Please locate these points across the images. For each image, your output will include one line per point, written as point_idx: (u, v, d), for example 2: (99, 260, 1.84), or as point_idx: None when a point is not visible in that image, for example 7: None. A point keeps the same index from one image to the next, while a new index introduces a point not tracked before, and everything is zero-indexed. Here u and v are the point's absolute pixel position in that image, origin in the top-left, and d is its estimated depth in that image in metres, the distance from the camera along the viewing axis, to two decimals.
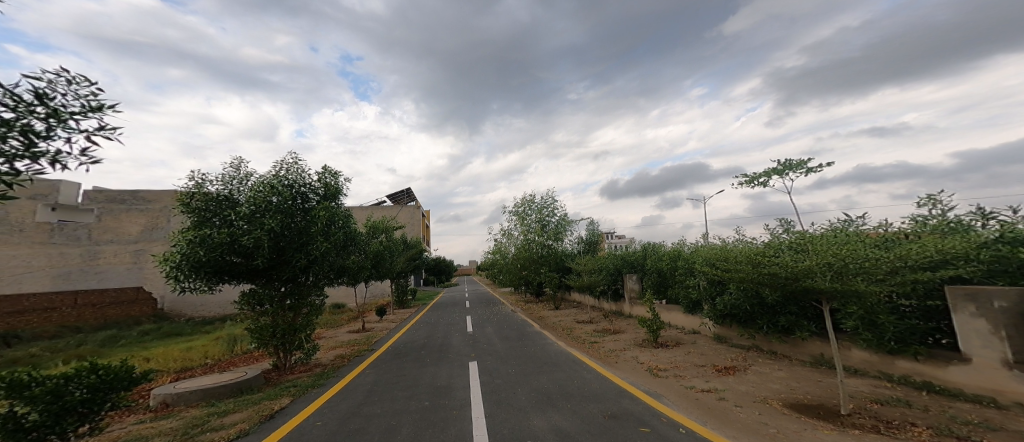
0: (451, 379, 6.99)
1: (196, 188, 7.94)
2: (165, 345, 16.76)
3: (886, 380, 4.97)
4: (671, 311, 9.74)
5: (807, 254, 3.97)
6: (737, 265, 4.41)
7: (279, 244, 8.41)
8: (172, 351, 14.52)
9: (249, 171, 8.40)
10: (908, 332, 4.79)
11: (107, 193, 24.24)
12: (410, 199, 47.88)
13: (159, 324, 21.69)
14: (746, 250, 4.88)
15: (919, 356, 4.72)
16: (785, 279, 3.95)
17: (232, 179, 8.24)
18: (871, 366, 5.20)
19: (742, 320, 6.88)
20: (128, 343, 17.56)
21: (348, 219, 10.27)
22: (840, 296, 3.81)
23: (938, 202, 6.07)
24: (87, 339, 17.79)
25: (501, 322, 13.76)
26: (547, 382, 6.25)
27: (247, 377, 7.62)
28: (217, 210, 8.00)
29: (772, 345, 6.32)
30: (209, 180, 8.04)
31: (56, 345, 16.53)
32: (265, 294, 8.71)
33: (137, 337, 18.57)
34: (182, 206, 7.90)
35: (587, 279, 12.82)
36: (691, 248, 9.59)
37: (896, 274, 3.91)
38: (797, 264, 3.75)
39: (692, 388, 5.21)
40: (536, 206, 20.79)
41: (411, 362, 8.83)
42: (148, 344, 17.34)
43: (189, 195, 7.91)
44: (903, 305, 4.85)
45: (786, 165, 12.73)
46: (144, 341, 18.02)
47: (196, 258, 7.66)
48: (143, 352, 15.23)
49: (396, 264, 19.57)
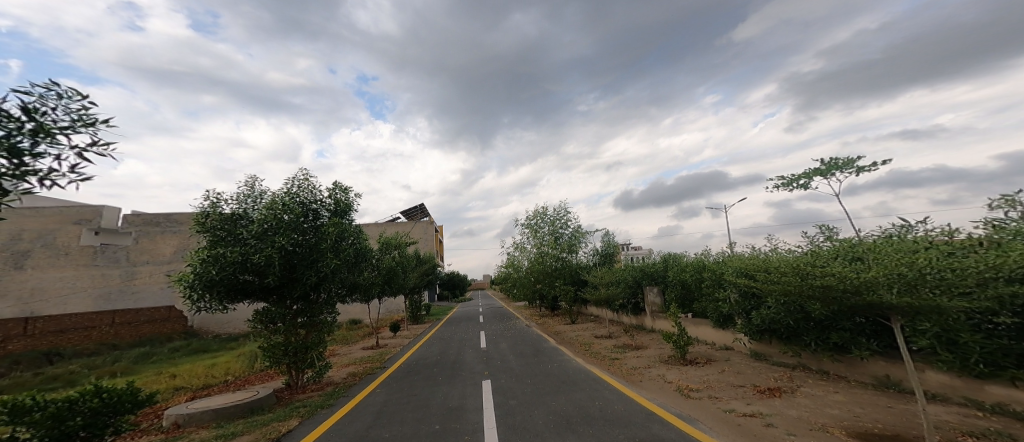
0: (463, 399, 6.56)
1: (210, 207, 7.75)
2: (192, 362, 16.74)
3: (974, 409, 4.14)
4: (699, 325, 9.16)
5: (871, 264, 3.47)
6: (782, 276, 3.93)
7: (290, 262, 8.14)
8: (197, 368, 14.44)
9: (263, 189, 8.22)
10: (998, 353, 3.95)
11: (143, 216, 24.48)
12: (424, 215, 48.07)
13: (187, 341, 21.84)
14: (792, 259, 4.38)
15: (1016, 381, 3.89)
16: (843, 292, 3.45)
17: (246, 198, 8.06)
18: (952, 391, 4.37)
19: (784, 336, 6.29)
20: (159, 359, 17.62)
21: (360, 235, 10.01)
22: (912, 311, 3.28)
23: (1016, 204, 5.25)
24: (120, 356, 17.90)
25: (516, 337, 13.29)
26: (566, 404, 5.77)
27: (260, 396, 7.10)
28: (230, 228, 7.80)
29: (822, 364, 5.72)
30: (223, 199, 7.86)
31: (94, 362, 16.68)
32: (277, 312, 8.43)
33: (167, 354, 18.66)
34: (196, 226, 7.70)
35: (606, 292, 12.29)
36: (717, 258, 9.05)
37: (985, 287, 3.35)
38: (861, 277, 3.24)
39: (733, 411, 4.66)
40: (549, 217, 20.34)
41: (424, 380, 8.41)
42: (176, 361, 17.38)
43: (203, 215, 7.73)
44: (989, 321, 4.00)
45: (831, 164, 12.01)
46: (173, 357, 18.06)
47: (209, 277, 7.41)
48: (172, 368, 15.19)
49: (409, 279, 19.37)
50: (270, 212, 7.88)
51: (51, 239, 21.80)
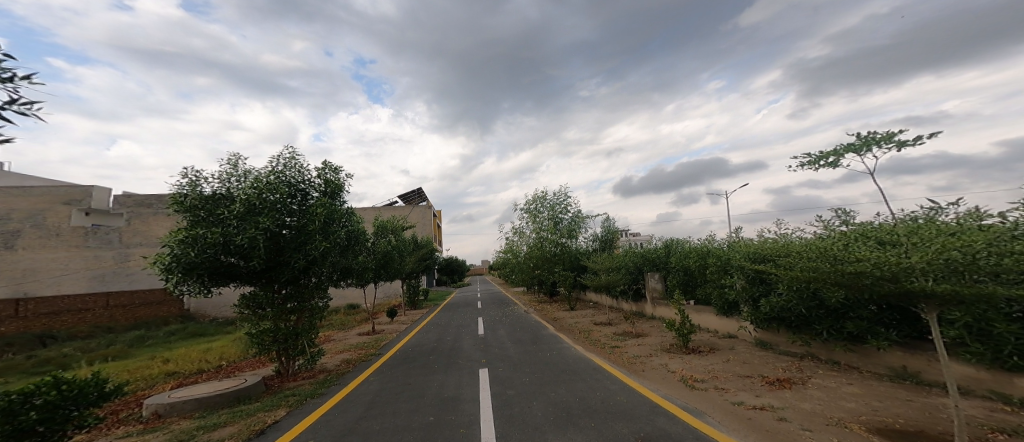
0: (460, 389, 6.32)
1: (190, 186, 7.39)
2: (187, 346, 16.54)
3: (1001, 403, 3.89)
4: (702, 313, 8.92)
5: (910, 247, 3.19)
6: (809, 264, 3.65)
7: (276, 244, 7.81)
8: (193, 352, 14.26)
9: (246, 167, 7.84)
10: None
11: (136, 197, 24.04)
12: (422, 199, 47.67)
13: (184, 324, 21.66)
14: (818, 246, 4.08)
15: None
16: (877, 280, 3.19)
17: (228, 176, 7.68)
18: (977, 384, 4.13)
19: (794, 324, 6.04)
20: (155, 343, 17.42)
21: (351, 218, 9.67)
22: (953, 299, 3.02)
23: None
24: (115, 339, 17.68)
25: (514, 324, 13.10)
26: (566, 394, 5.54)
27: (247, 384, 6.86)
28: (211, 208, 7.45)
29: (833, 354, 5.47)
30: (204, 178, 7.48)
31: (87, 345, 16.42)
32: (264, 297, 8.14)
33: (163, 337, 18.45)
34: (176, 206, 7.35)
35: (606, 278, 12.05)
36: (723, 244, 8.75)
37: None
38: (903, 262, 2.97)
39: (741, 404, 4.40)
40: (549, 202, 19.97)
41: (419, 368, 8.19)
42: (171, 345, 17.14)
43: (182, 194, 7.36)
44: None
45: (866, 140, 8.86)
46: (169, 341, 17.84)
47: (188, 260, 7.09)
48: (167, 352, 15.00)
49: (405, 264, 19.10)
50: (254, 191, 7.53)
51: (41, 219, 21.31)
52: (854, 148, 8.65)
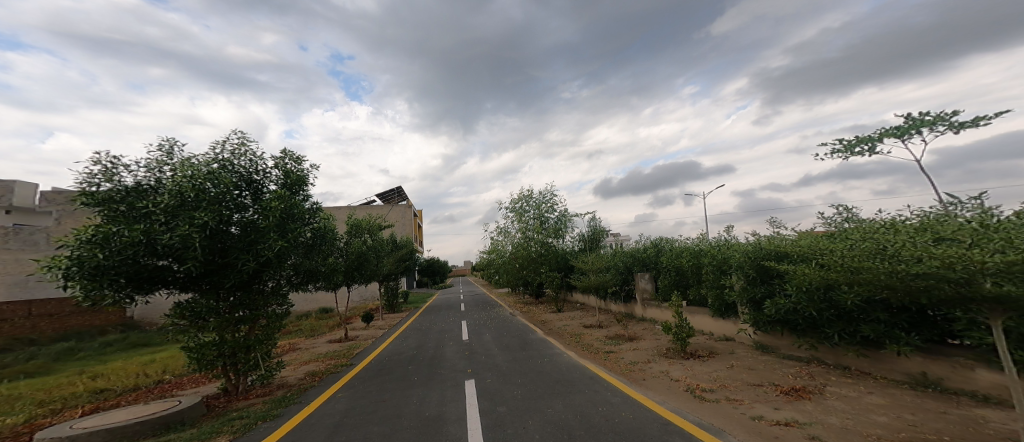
0: (443, 407, 5.74)
1: (105, 175, 6.66)
2: (126, 358, 15.37)
3: None
4: (696, 315, 8.61)
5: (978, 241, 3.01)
6: (867, 269, 3.61)
7: (216, 244, 7.15)
8: (130, 365, 13.13)
9: (179, 154, 7.21)
10: None
11: (66, 194, 22.66)
12: (402, 198, 46.70)
13: (126, 334, 20.27)
14: (871, 245, 3.91)
15: None
16: (948, 283, 3.07)
17: (155, 165, 7.06)
18: None
19: (799, 327, 5.63)
20: (87, 355, 16.26)
21: (316, 214, 9.09)
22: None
23: None
24: (39, 352, 16.19)
25: (499, 327, 12.56)
26: (564, 411, 5.06)
27: (180, 410, 6.77)
28: (131, 201, 6.78)
29: (842, 359, 5.10)
30: (120, 166, 6.72)
31: (6, 359, 14.91)
32: (204, 306, 7.49)
33: (98, 349, 17.26)
34: (85, 199, 6.59)
35: (596, 278, 11.68)
36: (716, 243, 8.42)
37: None
38: (985, 262, 2.79)
39: (762, 420, 3.97)
40: (535, 201, 19.59)
41: (394, 381, 7.62)
42: (108, 357, 15.99)
43: (92, 184, 6.62)
44: None
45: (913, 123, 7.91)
46: (104, 353, 16.71)
47: (95, 263, 6.30)
48: (99, 366, 13.91)
49: (382, 265, 18.41)
50: (186, 182, 6.86)
51: None
52: (892, 133, 7.99)
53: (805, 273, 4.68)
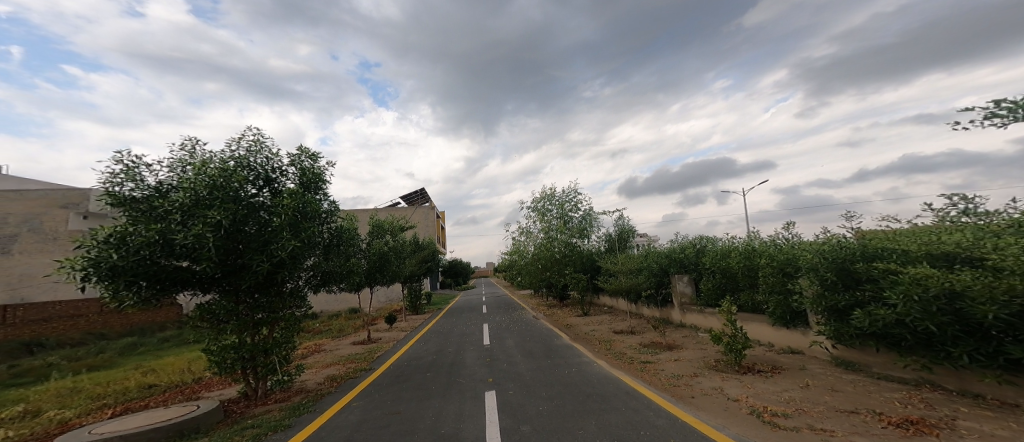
0: (460, 424, 4.95)
1: (128, 175, 6.21)
2: (176, 354, 15.49)
3: None
4: (752, 323, 7.57)
5: None
6: None
7: (231, 244, 6.59)
8: (179, 361, 13.03)
9: (201, 152, 6.73)
10: None
11: None
12: (425, 201, 46.90)
13: (181, 330, 20.55)
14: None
15: None
16: None
17: (180, 164, 6.62)
18: None
19: (903, 343, 4.56)
20: (147, 350, 16.45)
21: (334, 213, 8.48)
22: None
23: None
24: (106, 346, 16.51)
25: (523, 332, 11.78)
26: (596, 433, 4.18)
27: (196, 416, 6.21)
28: (151, 200, 6.32)
29: (972, 384, 4.03)
30: (144, 165, 6.28)
31: (75, 353, 15.22)
32: (223, 308, 6.97)
33: (157, 344, 17.47)
34: (108, 199, 6.20)
35: (627, 281, 10.76)
36: (769, 243, 7.39)
37: None
38: None
39: None
40: (557, 200, 18.81)
41: (414, 391, 6.89)
42: (160, 353, 16.13)
43: (115, 184, 6.18)
44: None
45: None
46: (160, 349, 16.89)
47: (112, 264, 5.84)
48: (151, 362, 13.92)
49: (405, 266, 17.98)
50: (204, 180, 6.35)
51: (38, 223, 21.57)
52: None
53: (962, 282, 3.64)
